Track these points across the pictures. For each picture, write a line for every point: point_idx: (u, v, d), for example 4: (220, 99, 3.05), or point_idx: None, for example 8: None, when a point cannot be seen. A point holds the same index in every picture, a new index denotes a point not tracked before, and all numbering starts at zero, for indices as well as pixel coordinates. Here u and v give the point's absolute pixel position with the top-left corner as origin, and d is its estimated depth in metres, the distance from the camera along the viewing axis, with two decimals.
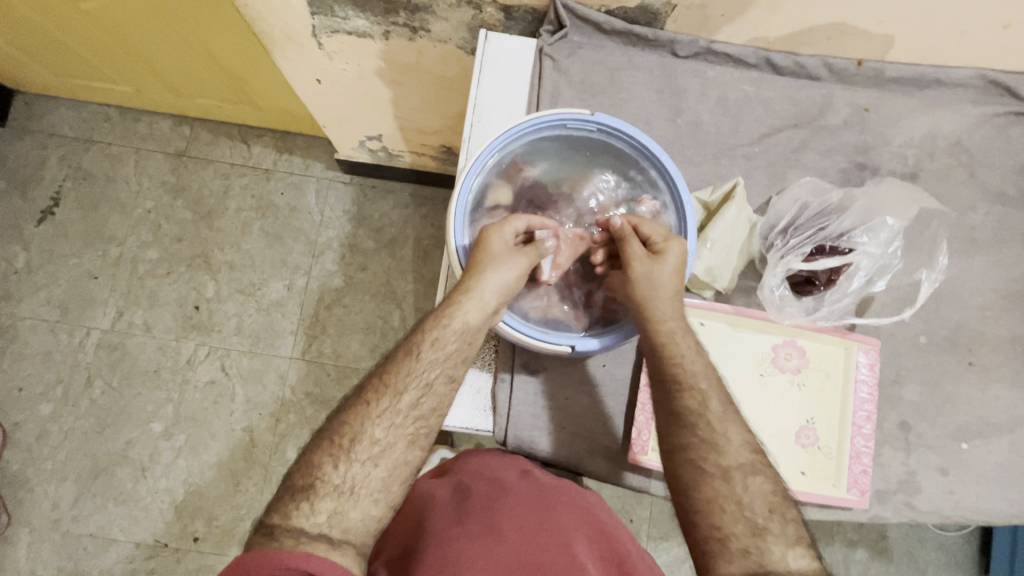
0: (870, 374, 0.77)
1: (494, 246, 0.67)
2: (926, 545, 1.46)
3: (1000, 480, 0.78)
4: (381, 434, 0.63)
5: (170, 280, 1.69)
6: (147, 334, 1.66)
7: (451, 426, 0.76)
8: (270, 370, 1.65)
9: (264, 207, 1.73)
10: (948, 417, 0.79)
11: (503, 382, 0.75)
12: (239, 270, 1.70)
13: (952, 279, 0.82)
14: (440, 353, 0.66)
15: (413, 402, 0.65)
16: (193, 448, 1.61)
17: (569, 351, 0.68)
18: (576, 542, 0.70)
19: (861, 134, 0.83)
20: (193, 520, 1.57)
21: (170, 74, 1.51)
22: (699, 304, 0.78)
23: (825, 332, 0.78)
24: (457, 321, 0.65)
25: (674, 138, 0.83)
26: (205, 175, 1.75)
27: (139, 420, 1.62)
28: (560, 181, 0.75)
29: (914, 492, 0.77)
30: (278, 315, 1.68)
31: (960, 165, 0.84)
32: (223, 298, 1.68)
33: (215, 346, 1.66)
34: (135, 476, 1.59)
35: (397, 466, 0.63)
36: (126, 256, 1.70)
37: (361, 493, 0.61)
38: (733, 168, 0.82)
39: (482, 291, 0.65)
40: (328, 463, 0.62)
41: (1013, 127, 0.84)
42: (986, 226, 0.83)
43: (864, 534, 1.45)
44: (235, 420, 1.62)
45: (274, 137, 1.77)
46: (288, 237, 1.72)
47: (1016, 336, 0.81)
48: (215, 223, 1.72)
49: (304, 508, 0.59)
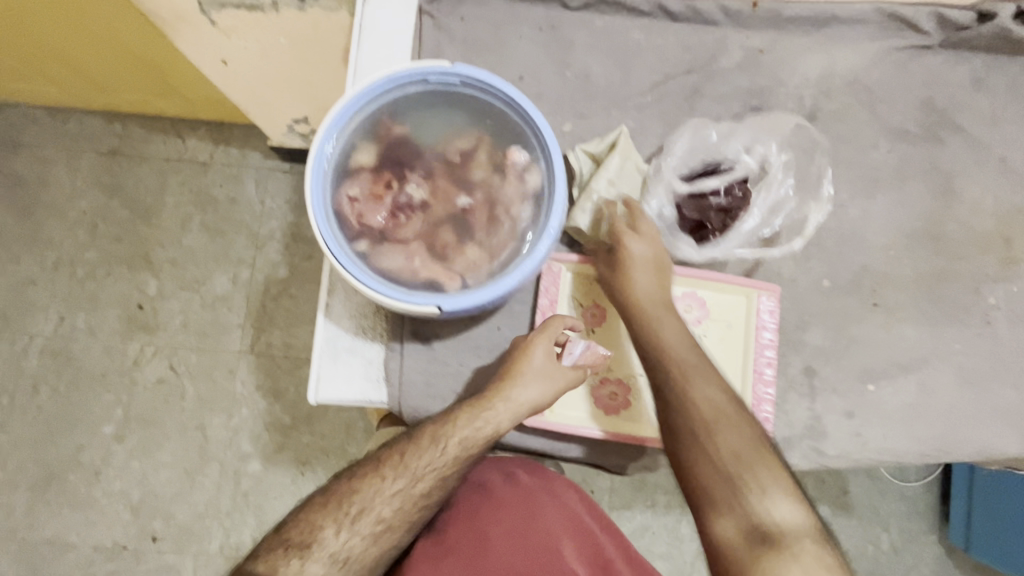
0: (770, 321, 0.76)
1: (535, 359, 0.69)
2: (886, 497, 1.46)
3: (907, 419, 0.77)
4: (388, 513, 0.68)
5: (111, 281, 1.65)
6: (91, 337, 1.63)
7: (345, 402, 0.74)
8: (220, 365, 1.63)
9: (204, 201, 1.70)
10: (852, 360, 0.78)
11: (393, 352, 0.73)
12: (182, 266, 1.67)
13: (855, 220, 0.80)
14: (463, 452, 0.68)
15: (426, 490, 0.69)
16: (146, 448, 1.59)
17: (436, 312, 0.62)
18: (564, 543, 0.76)
19: (756, 77, 0.80)
20: (151, 520, 1.56)
21: (91, 68, 1.45)
22: (593, 260, 0.76)
23: (722, 281, 0.76)
24: (490, 424, 0.68)
25: (563, 92, 0.80)
26: (140, 172, 1.71)
27: (89, 423, 1.59)
28: (431, 138, 0.67)
29: (820, 437, 0.76)
30: (224, 310, 1.65)
31: (860, 104, 0.82)
32: (168, 296, 1.65)
33: (163, 344, 1.63)
34: (89, 480, 1.57)
35: (393, 544, 0.70)
36: (65, 260, 1.66)
37: (352, 564, 0.67)
38: (624, 119, 0.80)
39: (515, 405, 0.68)
40: (329, 526, 0.67)
41: (913, 61, 0.82)
42: (888, 164, 0.81)
43: (826, 490, 1.45)
44: (187, 418, 1.60)
45: (210, 129, 1.72)
46: (229, 230, 1.69)
47: (921, 274, 0.80)
48: (154, 221, 1.68)
49: (296, 566, 0.65)
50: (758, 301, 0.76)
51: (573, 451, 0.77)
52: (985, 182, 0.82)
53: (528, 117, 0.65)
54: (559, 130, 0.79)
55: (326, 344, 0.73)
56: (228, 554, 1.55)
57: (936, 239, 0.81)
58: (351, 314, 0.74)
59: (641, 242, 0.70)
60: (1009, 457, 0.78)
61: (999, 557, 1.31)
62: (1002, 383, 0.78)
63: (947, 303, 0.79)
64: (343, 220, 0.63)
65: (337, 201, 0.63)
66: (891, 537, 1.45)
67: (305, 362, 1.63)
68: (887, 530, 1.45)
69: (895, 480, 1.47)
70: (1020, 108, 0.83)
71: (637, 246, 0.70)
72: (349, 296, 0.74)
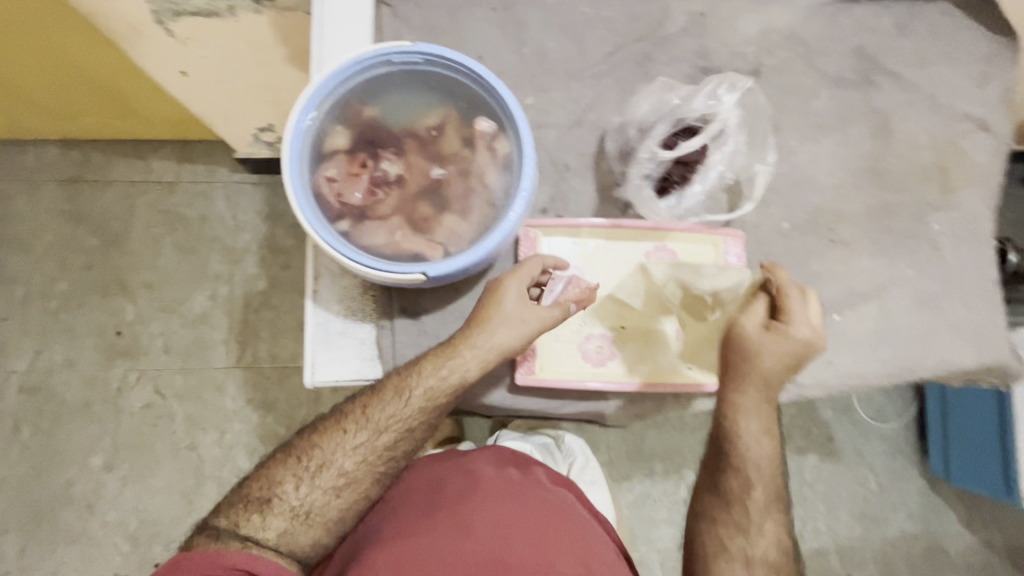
0: (739, 263, 0.80)
1: (505, 304, 0.72)
2: (869, 439, 1.50)
3: (873, 343, 0.83)
4: (349, 467, 0.74)
5: (84, 310, 1.62)
6: (70, 370, 1.59)
7: (340, 381, 0.76)
8: (207, 384, 1.61)
9: (175, 220, 1.68)
10: (817, 294, 0.83)
11: (384, 330, 0.76)
12: (158, 288, 1.65)
13: (806, 165, 0.86)
14: (423, 403, 0.72)
15: (389, 443, 0.74)
16: (138, 475, 1.56)
17: (423, 279, 0.65)
18: (541, 534, 0.77)
19: (700, 39, 0.85)
20: (150, 547, 1.53)
21: (45, 96, 1.43)
22: (568, 224, 0.79)
23: (692, 231, 0.80)
24: (456, 375, 0.71)
25: (522, 69, 0.83)
26: (105, 198, 1.68)
27: (77, 457, 1.56)
28: (401, 118, 0.70)
29: (795, 368, 0.81)
30: (205, 328, 1.63)
31: (798, 57, 0.87)
32: (146, 320, 1.63)
33: (145, 369, 1.61)
34: (83, 515, 1.54)
35: (355, 498, 0.76)
36: (36, 295, 1.62)
37: (316, 518, 0.75)
38: (583, 90, 0.83)
39: (485, 348, 0.71)
40: (289, 482, 0.75)
41: (842, 15, 0.89)
42: (829, 110, 0.87)
43: (813, 440, 1.50)
44: (178, 440, 1.58)
45: (174, 149, 1.70)
46: (203, 248, 1.67)
47: (871, 210, 0.86)
48: (125, 246, 1.66)
49: (258, 518, 0.73)
50: (726, 247, 0.80)
51: (569, 408, 0.80)
52: (919, 119, 0.88)
53: (490, 86, 0.68)
54: (522, 104, 0.83)
55: (318, 329, 0.76)
56: None
57: (881, 175, 0.87)
58: (339, 298, 0.76)
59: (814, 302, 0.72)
60: (967, 369, 0.84)
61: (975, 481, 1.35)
62: (954, 301, 0.84)
63: (897, 233, 0.85)
64: (324, 201, 0.65)
65: (316, 182, 0.66)
66: (879, 477, 1.49)
67: (293, 371, 1.62)
68: (875, 470, 1.49)
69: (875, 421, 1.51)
70: (942, 49, 0.89)
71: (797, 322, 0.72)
72: (335, 281, 0.76)
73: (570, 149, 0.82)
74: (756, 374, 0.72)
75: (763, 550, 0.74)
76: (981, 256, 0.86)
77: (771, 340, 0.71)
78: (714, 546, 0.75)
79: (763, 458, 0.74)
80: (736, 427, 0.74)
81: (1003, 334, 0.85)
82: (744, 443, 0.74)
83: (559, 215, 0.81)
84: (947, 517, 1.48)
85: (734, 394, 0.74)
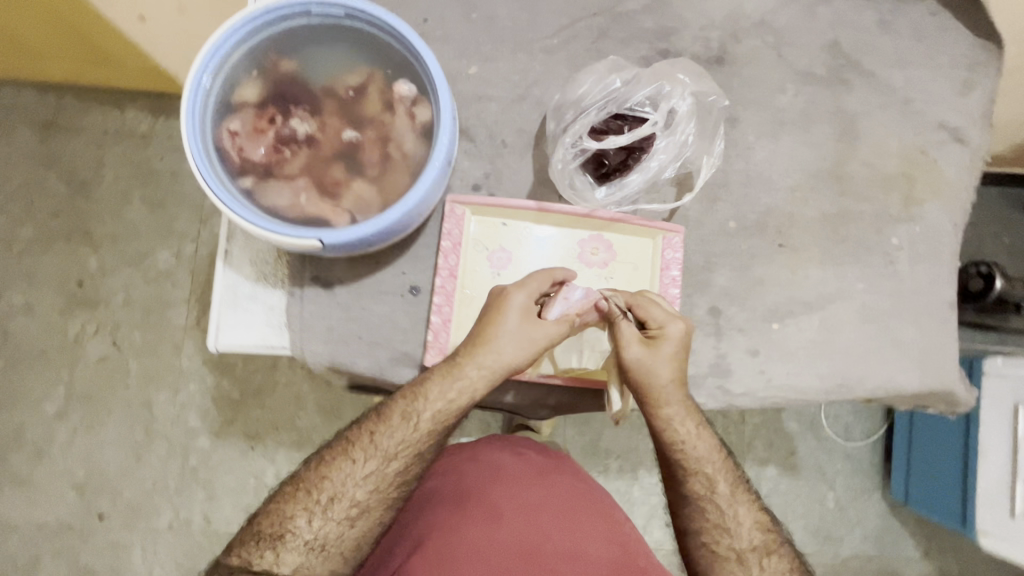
0: (675, 260, 0.76)
1: (506, 321, 0.67)
2: (833, 457, 1.34)
3: (811, 356, 0.78)
4: (362, 496, 0.68)
5: (49, 253, 1.43)
6: (28, 315, 1.41)
7: (244, 348, 0.74)
8: (164, 339, 1.40)
9: (147, 174, 1.45)
10: (758, 300, 0.79)
11: (293, 297, 0.73)
12: (124, 240, 1.43)
13: (761, 163, 0.81)
14: (434, 424, 0.68)
15: (401, 468, 0.69)
16: (90, 428, 1.38)
17: (318, 246, 0.61)
18: (572, 520, 0.78)
19: (661, 18, 0.80)
20: (91, 508, 1.37)
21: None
22: (498, 203, 0.75)
23: (629, 223, 0.76)
24: (463, 392, 0.67)
25: (468, 34, 0.79)
26: (76, 148, 1.45)
27: (29, 403, 1.39)
28: (320, 74, 0.66)
29: (725, 375, 0.77)
30: (167, 284, 1.42)
31: (767, 47, 0.82)
32: (109, 273, 1.42)
33: (106, 319, 1.41)
34: (29, 461, 1.38)
35: (371, 528, 0.69)
36: (0, 237, 1.43)
37: (331, 549, 0.67)
38: (531, 63, 0.79)
39: (490, 364, 0.67)
40: (301, 516, 0.67)
41: (820, 6, 0.83)
42: (794, 107, 0.82)
43: (773, 451, 1.33)
44: (133, 393, 1.39)
45: (150, 97, 1.46)
46: (171, 204, 1.45)
47: (826, 216, 0.81)
48: (92, 195, 1.43)
49: (269, 557, 0.65)
50: (664, 242, 0.76)
51: None
52: (889, 124, 0.83)
53: (411, 46, 0.63)
54: (465, 74, 0.78)
55: (226, 291, 0.73)
56: (178, 531, 1.35)
57: (841, 180, 0.82)
58: (251, 262, 0.73)
59: (678, 327, 0.67)
60: (910, 394, 0.80)
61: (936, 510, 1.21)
62: (903, 320, 0.80)
63: (851, 243, 0.81)
64: (225, 156, 0.62)
65: (218, 135, 0.62)
66: (838, 496, 1.34)
67: None
68: (835, 488, 1.34)
69: (839, 438, 1.35)
70: (925, 50, 0.83)
71: (672, 333, 0.67)
72: (249, 243, 0.73)
73: (509, 126, 0.78)
74: (663, 390, 0.68)
75: (748, 541, 0.71)
76: (938, 274, 0.81)
77: (647, 354, 0.67)
78: (710, 558, 0.71)
79: (709, 450, 0.72)
80: (674, 436, 0.70)
81: (954, 359, 0.80)
82: (688, 447, 0.71)
83: (491, 193, 0.77)
84: (905, 545, 1.34)
85: (658, 415, 0.70)
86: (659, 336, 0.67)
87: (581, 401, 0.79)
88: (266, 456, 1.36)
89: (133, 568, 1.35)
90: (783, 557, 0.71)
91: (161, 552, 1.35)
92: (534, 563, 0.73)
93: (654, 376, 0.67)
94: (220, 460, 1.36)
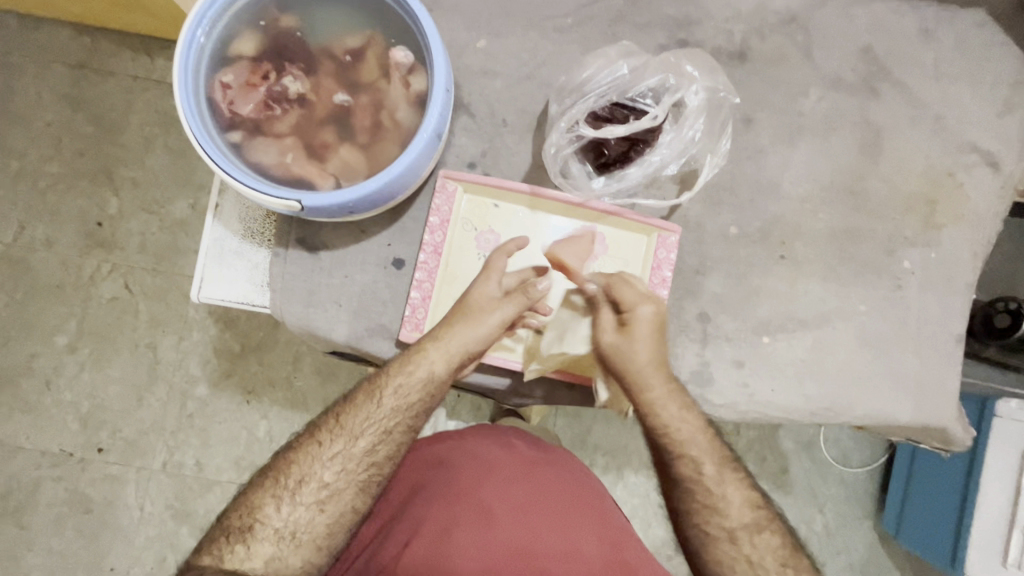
0: (668, 261, 0.73)
1: (476, 301, 0.69)
2: (827, 480, 1.24)
3: (799, 375, 0.75)
4: (330, 478, 0.66)
5: (74, 196, 1.31)
6: (50, 251, 1.30)
7: (228, 302, 0.76)
8: (174, 290, 1.30)
9: (173, 124, 1.32)
10: (750, 310, 0.76)
11: (277, 258, 0.73)
12: (144, 187, 1.30)
13: (772, 168, 0.77)
14: (400, 401, 0.68)
15: (368, 447, 0.67)
16: (96, 384, 1.28)
17: (298, 207, 0.60)
18: (568, 522, 0.72)
19: (684, 6, 0.77)
20: (84, 470, 1.27)
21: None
22: (491, 183, 0.73)
23: (624, 217, 0.73)
24: (422, 370, 0.68)
25: (480, 6, 0.76)
26: (108, 90, 1.32)
27: (44, 332, 1.29)
28: (318, 32, 0.64)
29: (706, 384, 0.75)
30: (183, 237, 1.30)
31: (795, 46, 0.78)
32: (128, 216, 1.30)
33: (121, 263, 1.30)
34: (42, 388, 1.28)
35: (342, 512, 0.66)
36: (28, 170, 1.31)
37: (303, 538, 0.64)
38: (542, 41, 0.76)
39: (450, 342, 0.68)
40: (270, 504, 0.65)
41: (858, 6, 0.78)
42: (816, 112, 0.78)
43: (765, 467, 1.23)
44: (140, 337, 1.29)
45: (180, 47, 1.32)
46: (195, 153, 1.31)
47: (835, 231, 0.77)
48: (119, 139, 1.31)
49: (241, 549, 0.63)
50: (658, 240, 0.73)
51: None
52: (916, 140, 0.78)
53: (412, 11, 0.62)
54: (472, 47, 0.76)
55: (213, 245, 0.74)
56: (172, 473, 1.26)
57: (857, 196, 0.77)
58: (239, 218, 0.75)
59: (649, 307, 0.67)
60: (901, 426, 0.77)
61: (932, 549, 1.11)
62: (904, 349, 0.76)
63: (859, 262, 0.77)
64: (216, 108, 0.62)
65: (210, 86, 0.62)
66: (827, 521, 1.23)
67: None
68: (824, 513, 1.23)
69: (836, 462, 1.24)
70: (967, 65, 0.78)
71: (644, 312, 0.67)
72: (239, 199, 0.75)
73: (512, 106, 0.76)
74: (638, 373, 0.68)
75: (739, 521, 0.67)
76: (949, 304, 0.77)
77: (616, 336, 0.68)
78: (702, 539, 0.67)
79: (696, 431, 0.70)
80: (660, 420, 0.69)
81: (954, 395, 0.76)
82: (674, 429, 0.69)
83: (486, 172, 0.76)
84: None
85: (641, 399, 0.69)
86: (632, 318, 0.67)
87: (555, 393, 0.77)
88: (262, 411, 1.27)
89: (126, 513, 1.26)
90: (778, 533, 0.67)
91: (155, 494, 1.26)
92: (527, 564, 0.68)
93: (631, 360, 0.67)
94: (216, 409, 1.27)
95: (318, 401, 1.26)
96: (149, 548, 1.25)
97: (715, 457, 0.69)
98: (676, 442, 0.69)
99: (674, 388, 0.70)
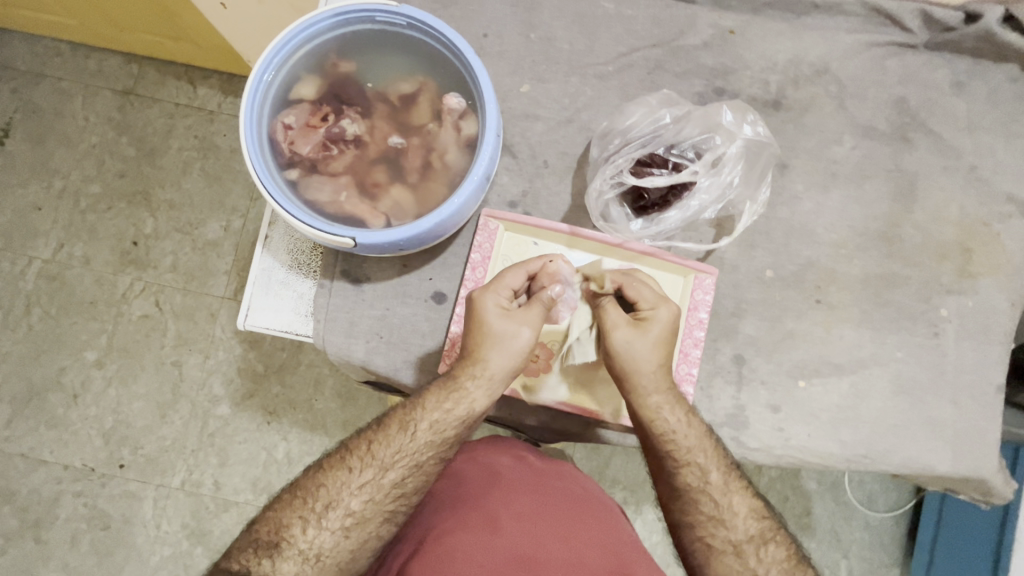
0: (705, 303, 0.74)
1: (499, 327, 0.66)
2: (852, 523, 1.17)
3: (834, 421, 0.75)
4: (357, 506, 0.65)
5: (111, 214, 1.33)
6: (85, 268, 1.31)
7: (272, 330, 0.79)
8: (202, 310, 1.30)
9: (211, 148, 1.34)
10: (784, 353, 0.76)
11: (322, 288, 0.76)
12: (179, 209, 1.32)
13: (807, 214, 0.78)
14: (442, 436, 0.67)
15: (398, 479, 0.67)
16: (119, 403, 1.28)
17: (351, 244, 0.62)
18: (574, 534, 0.68)
19: (721, 56, 0.80)
20: (102, 485, 1.26)
21: (39, 7, 1.25)
22: (531, 221, 0.75)
23: (662, 257, 0.74)
24: (462, 406, 0.67)
25: (525, 53, 0.80)
26: (151, 113, 1.35)
27: (74, 347, 1.30)
28: (374, 79, 0.68)
29: (741, 426, 0.75)
30: (215, 258, 1.31)
31: (828, 95, 0.80)
32: (163, 236, 1.32)
33: (152, 281, 1.31)
34: (67, 402, 1.29)
35: (366, 539, 0.65)
36: (70, 189, 1.34)
37: (327, 562, 0.63)
38: (583, 86, 0.79)
39: (488, 376, 0.67)
40: (297, 524, 0.64)
41: (891, 59, 0.80)
42: (849, 159, 0.79)
43: (788, 506, 1.17)
44: (167, 356, 1.29)
45: (225, 76, 1.36)
46: (230, 176, 1.33)
47: (870, 277, 0.77)
48: (159, 161, 1.33)
49: (267, 564, 0.61)
50: (695, 282, 0.74)
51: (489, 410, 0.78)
52: (950, 189, 0.79)
53: (466, 62, 0.65)
54: (516, 91, 0.79)
55: (261, 274, 0.79)
56: (189, 492, 1.25)
57: (890, 243, 0.78)
58: (287, 248, 0.80)
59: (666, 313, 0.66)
60: (938, 476, 0.75)
61: None
62: (940, 398, 0.75)
63: (893, 308, 0.77)
64: (276, 146, 0.65)
65: (271, 127, 0.65)
66: (852, 566, 1.17)
67: None
68: (849, 558, 1.17)
69: (861, 505, 1.17)
70: (1000, 118, 0.79)
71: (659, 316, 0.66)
72: (287, 231, 0.80)
73: (552, 147, 0.79)
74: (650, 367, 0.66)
75: (746, 536, 0.65)
76: (986, 355, 0.76)
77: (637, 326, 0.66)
78: (704, 552, 0.65)
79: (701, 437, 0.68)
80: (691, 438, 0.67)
81: (992, 448, 0.75)
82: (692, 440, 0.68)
83: (526, 211, 0.78)
84: None
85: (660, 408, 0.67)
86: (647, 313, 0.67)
87: (587, 430, 0.77)
88: (282, 432, 1.26)
89: (141, 531, 1.25)
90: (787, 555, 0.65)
91: (171, 514, 1.25)
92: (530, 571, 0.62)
93: (637, 360, 0.66)
94: (236, 429, 1.26)
95: (338, 423, 1.26)
96: (162, 568, 1.24)
97: (750, 508, 0.67)
98: (715, 496, 0.67)
99: (677, 397, 0.69)
